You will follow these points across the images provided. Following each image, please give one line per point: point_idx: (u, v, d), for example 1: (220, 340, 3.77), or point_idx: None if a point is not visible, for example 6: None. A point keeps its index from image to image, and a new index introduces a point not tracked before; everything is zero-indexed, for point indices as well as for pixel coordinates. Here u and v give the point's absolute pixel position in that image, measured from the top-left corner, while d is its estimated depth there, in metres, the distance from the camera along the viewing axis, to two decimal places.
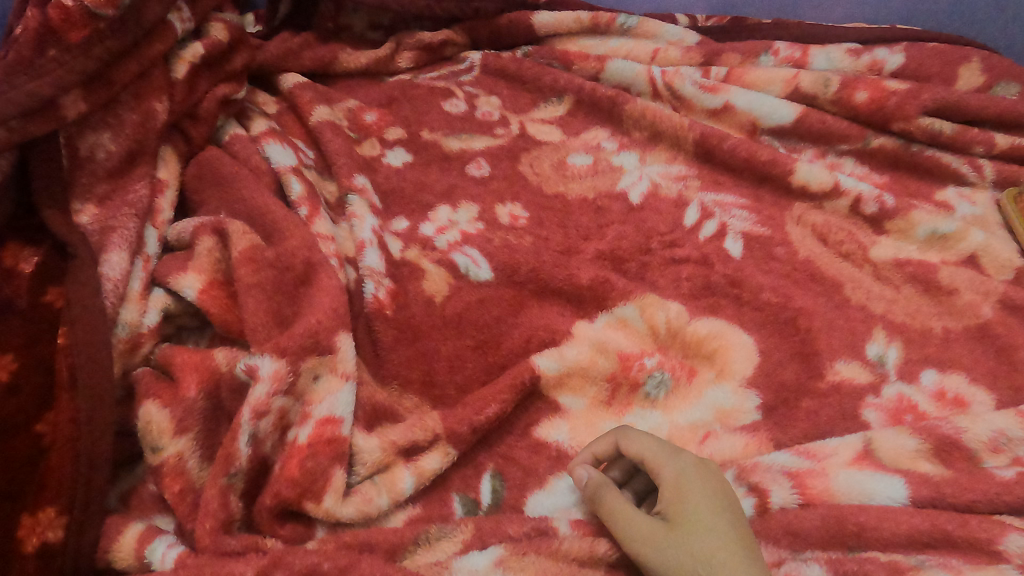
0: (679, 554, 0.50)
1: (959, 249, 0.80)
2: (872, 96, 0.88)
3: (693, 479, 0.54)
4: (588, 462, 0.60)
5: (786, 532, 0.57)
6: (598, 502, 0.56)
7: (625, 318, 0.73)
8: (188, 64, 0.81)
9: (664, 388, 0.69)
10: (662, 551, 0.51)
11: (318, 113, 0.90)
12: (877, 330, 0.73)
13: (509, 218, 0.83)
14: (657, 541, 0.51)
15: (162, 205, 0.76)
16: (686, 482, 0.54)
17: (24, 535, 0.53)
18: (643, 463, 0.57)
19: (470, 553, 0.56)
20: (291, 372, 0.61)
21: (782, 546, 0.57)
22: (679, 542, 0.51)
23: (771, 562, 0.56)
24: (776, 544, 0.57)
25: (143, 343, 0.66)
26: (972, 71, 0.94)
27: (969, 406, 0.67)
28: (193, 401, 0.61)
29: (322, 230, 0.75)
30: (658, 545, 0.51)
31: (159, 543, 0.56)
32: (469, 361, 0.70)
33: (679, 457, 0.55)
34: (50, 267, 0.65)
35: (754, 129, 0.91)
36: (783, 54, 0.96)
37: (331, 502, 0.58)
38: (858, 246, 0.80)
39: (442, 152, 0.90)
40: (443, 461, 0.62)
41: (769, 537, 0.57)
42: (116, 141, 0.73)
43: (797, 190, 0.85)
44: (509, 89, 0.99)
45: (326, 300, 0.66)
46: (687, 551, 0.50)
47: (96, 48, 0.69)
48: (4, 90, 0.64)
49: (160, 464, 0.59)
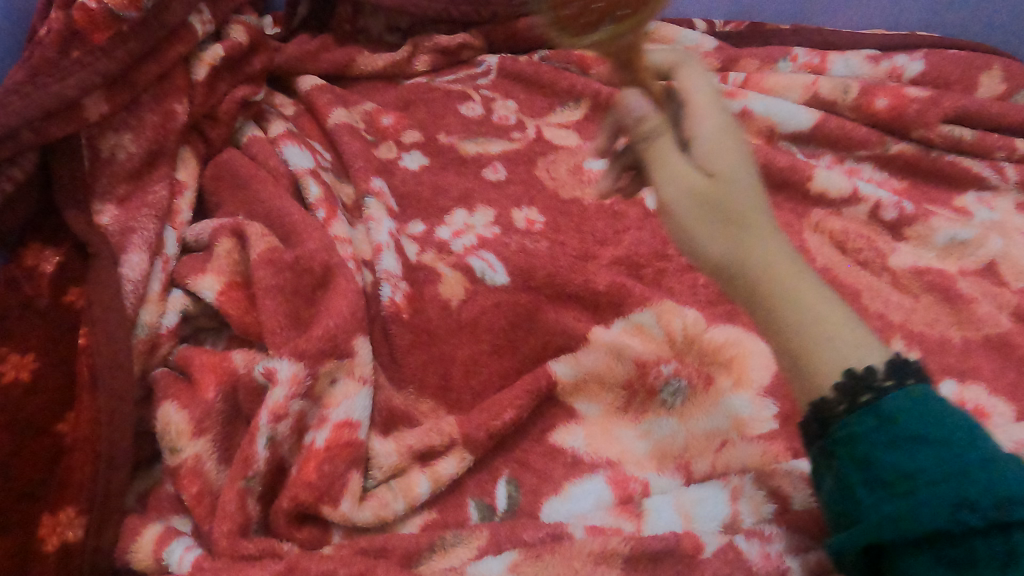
0: (853, 439, 0.48)
1: (978, 256, 0.79)
2: (892, 103, 0.89)
3: (815, 296, 0.55)
4: (675, 394, 0.68)
5: (811, 523, 0.57)
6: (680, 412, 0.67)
7: (642, 325, 0.73)
8: (208, 65, 0.81)
9: (680, 396, 0.68)
10: (908, 421, 0.47)
11: (335, 115, 0.90)
12: (897, 340, 0.72)
13: (525, 223, 0.83)
14: (944, 406, 0.47)
15: (181, 206, 0.76)
16: (789, 296, 0.56)
17: (45, 534, 0.53)
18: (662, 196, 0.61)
19: (485, 558, 0.55)
20: (309, 376, 0.62)
21: (806, 537, 0.57)
22: (935, 409, 0.47)
23: (791, 551, 0.56)
24: (799, 533, 0.57)
25: (162, 343, 0.66)
26: (993, 78, 0.93)
27: (989, 417, 0.66)
28: (211, 403, 0.61)
29: (339, 233, 0.75)
30: (871, 435, 0.47)
31: (177, 545, 0.55)
32: (485, 365, 0.70)
33: (677, 175, 0.60)
34: (71, 266, 0.66)
35: (771, 135, 0.90)
36: (801, 61, 0.97)
37: (348, 506, 0.57)
38: (877, 254, 0.80)
39: (459, 156, 0.90)
40: (459, 467, 0.62)
41: (791, 529, 0.57)
42: (137, 142, 0.74)
43: (815, 196, 0.84)
44: (525, 92, 0.99)
45: (343, 303, 0.66)
46: (906, 382, 0.49)
47: (119, 49, 0.69)
48: (27, 91, 0.64)
49: (178, 465, 0.59)
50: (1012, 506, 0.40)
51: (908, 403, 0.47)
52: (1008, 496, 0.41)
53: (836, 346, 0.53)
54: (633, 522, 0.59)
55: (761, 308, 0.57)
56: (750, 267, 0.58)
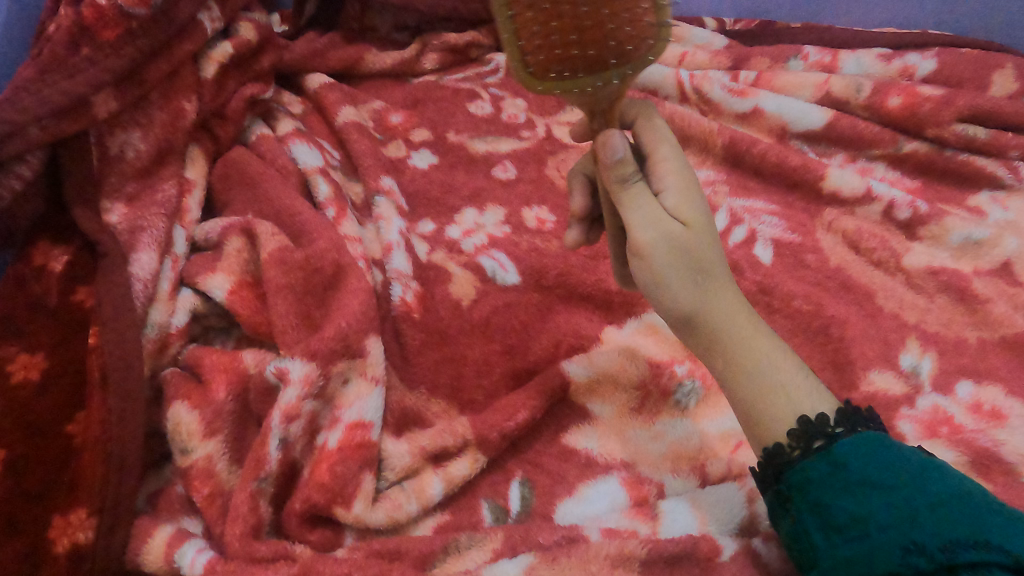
0: (803, 484, 0.45)
1: (992, 256, 0.78)
2: (906, 102, 0.87)
3: (771, 354, 0.51)
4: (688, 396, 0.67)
5: None
6: (694, 414, 0.66)
7: (655, 325, 0.72)
8: (217, 63, 0.81)
9: (694, 397, 0.67)
10: (859, 463, 0.44)
11: (343, 113, 0.89)
12: (911, 340, 0.72)
13: (536, 222, 0.82)
14: (902, 447, 0.44)
15: (190, 205, 0.75)
16: (750, 360, 0.51)
17: (56, 536, 0.53)
18: (636, 244, 0.51)
19: (500, 561, 0.54)
20: (322, 376, 0.61)
21: None
22: (890, 449, 0.44)
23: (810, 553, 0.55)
24: None
25: (172, 343, 0.66)
26: (1007, 78, 0.91)
27: (1007, 419, 0.65)
28: (222, 403, 0.60)
29: (349, 232, 0.75)
30: (821, 479, 0.45)
31: (189, 548, 0.54)
32: (497, 365, 0.69)
33: (655, 218, 0.50)
34: (80, 266, 0.65)
35: (783, 133, 0.90)
36: (812, 58, 0.96)
37: (361, 508, 0.57)
38: (891, 253, 0.79)
39: (468, 155, 0.89)
40: (472, 468, 0.61)
41: None
42: (146, 140, 0.73)
43: (828, 195, 0.84)
44: (535, 91, 0.98)
45: (355, 302, 0.65)
46: (856, 429, 0.46)
47: (129, 46, 0.69)
48: (37, 88, 0.63)
49: (189, 466, 0.58)
50: (958, 548, 0.37)
51: (856, 447, 0.44)
52: (955, 538, 0.38)
53: (788, 397, 0.49)
54: (649, 524, 0.58)
55: (716, 365, 0.53)
56: (708, 330, 0.52)
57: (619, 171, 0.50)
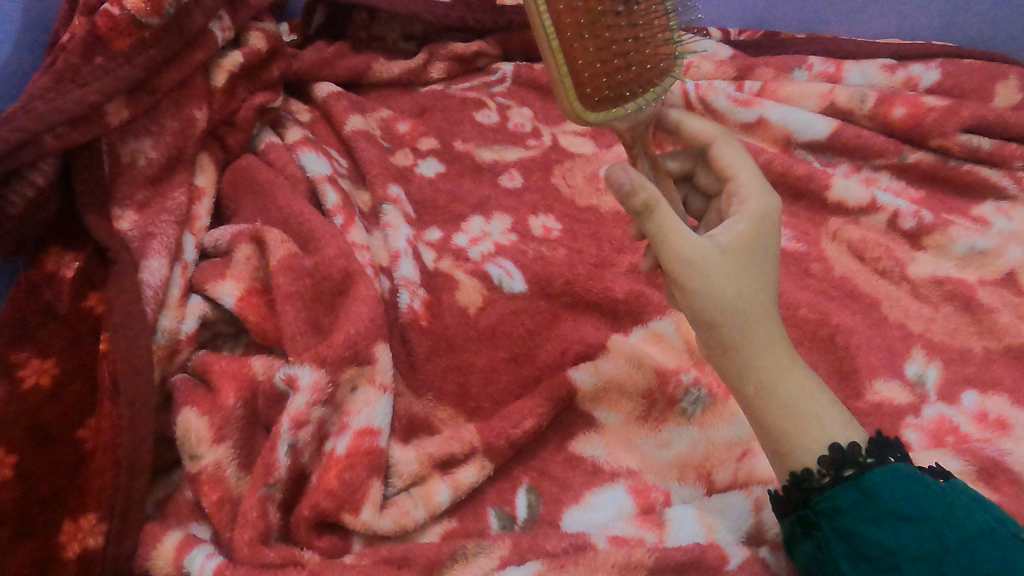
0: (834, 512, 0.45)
1: (996, 266, 0.79)
2: (910, 112, 0.88)
3: (801, 377, 0.51)
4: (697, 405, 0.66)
5: None
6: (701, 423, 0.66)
7: (660, 333, 0.72)
8: (227, 72, 0.81)
9: (701, 405, 0.66)
10: (891, 495, 0.44)
11: (352, 122, 0.90)
12: (916, 349, 0.72)
13: (542, 230, 0.83)
14: (931, 480, 0.45)
15: (200, 212, 0.76)
16: (784, 385, 0.50)
17: (67, 540, 0.54)
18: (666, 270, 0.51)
19: (507, 568, 0.55)
20: (330, 383, 0.62)
21: None
22: (919, 480, 0.45)
23: None
24: None
25: (180, 350, 0.66)
26: (1009, 87, 0.92)
27: (1012, 428, 0.66)
28: (231, 409, 0.61)
29: (357, 239, 0.76)
30: (852, 508, 0.45)
31: (198, 553, 0.54)
32: (504, 373, 0.70)
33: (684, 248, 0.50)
34: (92, 273, 0.65)
35: (788, 143, 0.90)
36: (816, 69, 0.97)
37: (368, 515, 0.57)
38: (896, 263, 0.79)
39: (475, 163, 0.90)
40: (479, 475, 0.61)
41: None
42: (157, 148, 0.74)
43: (833, 205, 0.84)
44: (541, 100, 0.99)
45: (363, 309, 0.66)
46: (886, 459, 0.46)
47: (142, 55, 0.69)
48: (51, 97, 0.64)
49: (198, 471, 0.59)
50: None
51: (888, 478, 0.45)
52: None
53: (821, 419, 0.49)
54: (655, 533, 0.58)
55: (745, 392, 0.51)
56: (740, 360, 0.51)
57: (628, 204, 0.49)
